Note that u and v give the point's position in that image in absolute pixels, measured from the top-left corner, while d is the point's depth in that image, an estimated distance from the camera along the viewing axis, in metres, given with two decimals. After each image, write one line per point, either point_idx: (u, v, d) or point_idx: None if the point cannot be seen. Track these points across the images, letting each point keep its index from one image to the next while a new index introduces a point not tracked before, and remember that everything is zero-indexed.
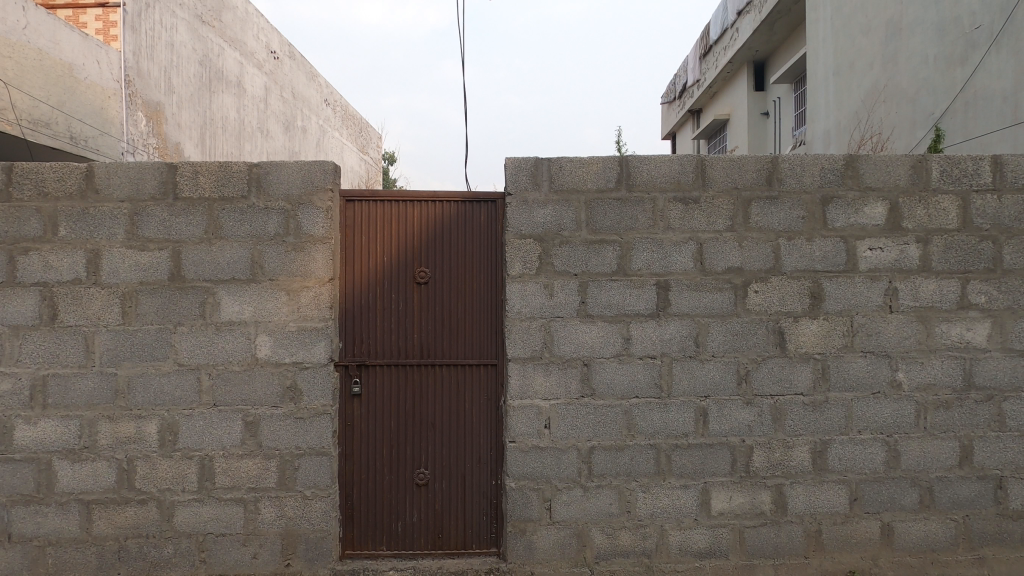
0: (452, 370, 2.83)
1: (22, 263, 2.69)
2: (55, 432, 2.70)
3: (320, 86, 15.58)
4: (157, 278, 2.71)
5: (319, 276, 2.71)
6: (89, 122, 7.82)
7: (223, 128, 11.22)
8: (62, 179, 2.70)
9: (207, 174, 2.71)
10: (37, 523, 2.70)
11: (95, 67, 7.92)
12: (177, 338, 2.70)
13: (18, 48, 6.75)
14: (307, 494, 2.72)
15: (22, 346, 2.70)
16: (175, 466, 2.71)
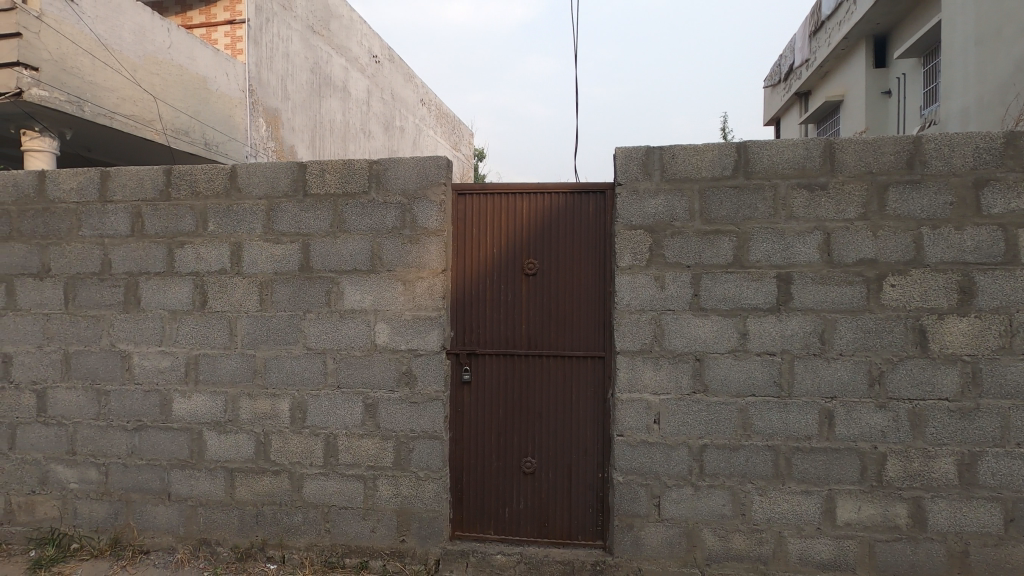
0: (559, 361, 2.84)
1: (179, 255, 3.03)
2: (205, 405, 3.03)
3: (416, 87, 16.15)
4: (289, 268, 2.94)
5: (432, 267, 2.82)
6: (218, 129, 8.73)
7: (330, 131, 11.99)
8: (211, 180, 3.01)
9: (332, 172, 2.90)
10: (191, 485, 3.05)
11: (224, 79, 8.80)
12: (306, 324, 2.93)
13: (164, 66, 7.76)
14: (421, 476, 2.85)
15: (179, 328, 3.04)
16: (304, 442, 2.94)
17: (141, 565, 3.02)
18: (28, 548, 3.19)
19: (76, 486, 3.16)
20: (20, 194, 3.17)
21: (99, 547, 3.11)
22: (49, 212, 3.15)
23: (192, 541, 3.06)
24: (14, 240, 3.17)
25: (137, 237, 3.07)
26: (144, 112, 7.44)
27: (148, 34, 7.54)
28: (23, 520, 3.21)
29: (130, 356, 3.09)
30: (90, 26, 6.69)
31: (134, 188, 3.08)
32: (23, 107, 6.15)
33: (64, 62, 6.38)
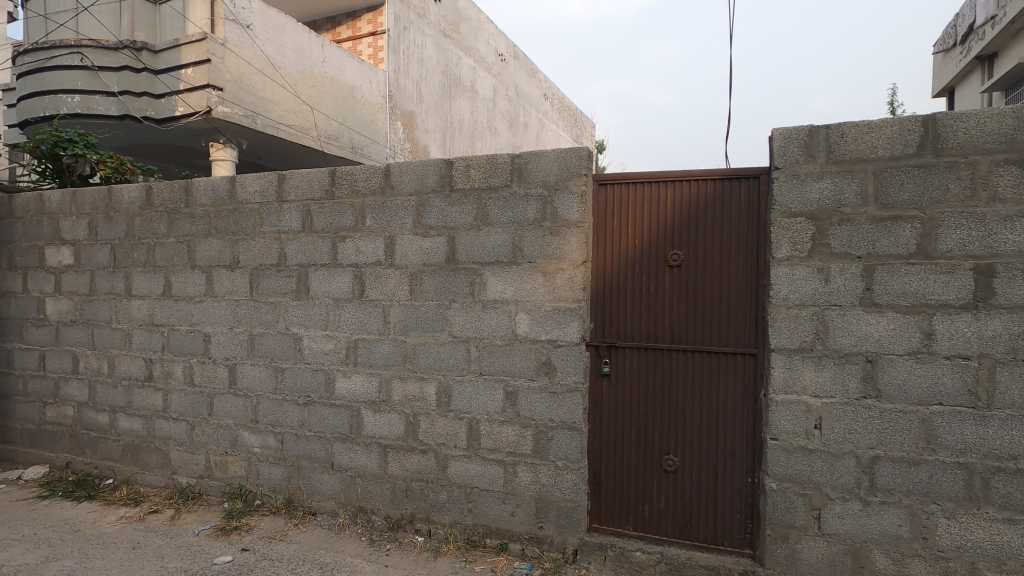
0: (705, 357, 2.71)
1: (341, 248, 3.34)
2: (363, 385, 3.32)
3: (539, 81, 16.30)
4: (437, 260, 3.11)
5: (573, 258, 2.83)
6: (362, 134, 9.54)
7: (459, 130, 12.51)
8: (368, 179, 3.27)
9: (476, 167, 3.02)
10: (350, 456, 3.36)
11: (368, 87, 9.57)
12: (452, 313, 3.08)
13: (319, 78, 8.60)
14: (559, 465, 2.89)
15: (341, 315, 3.36)
16: (449, 425, 3.11)
17: (310, 524, 3.39)
18: (222, 500, 3.73)
19: (258, 450, 3.63)
20: (217, 196, 3.69)
21: (276, 505, 3.55)
22: (238, 212, 3.63)
23: (351, 508, 3.37)
24: (211, 236, 3.71)
25: (307, 232, 3.44)
26: (304, 121, 8.35)
27: (306, 50, 8.38)
28: (218, 476, 3.76)
29: (301, 339, 3.47)
30: (261, 48, 7.64)
31: (305, 188, 3.44)
32: (211, 122, 7.21)
33: (242, 81, 7.35)
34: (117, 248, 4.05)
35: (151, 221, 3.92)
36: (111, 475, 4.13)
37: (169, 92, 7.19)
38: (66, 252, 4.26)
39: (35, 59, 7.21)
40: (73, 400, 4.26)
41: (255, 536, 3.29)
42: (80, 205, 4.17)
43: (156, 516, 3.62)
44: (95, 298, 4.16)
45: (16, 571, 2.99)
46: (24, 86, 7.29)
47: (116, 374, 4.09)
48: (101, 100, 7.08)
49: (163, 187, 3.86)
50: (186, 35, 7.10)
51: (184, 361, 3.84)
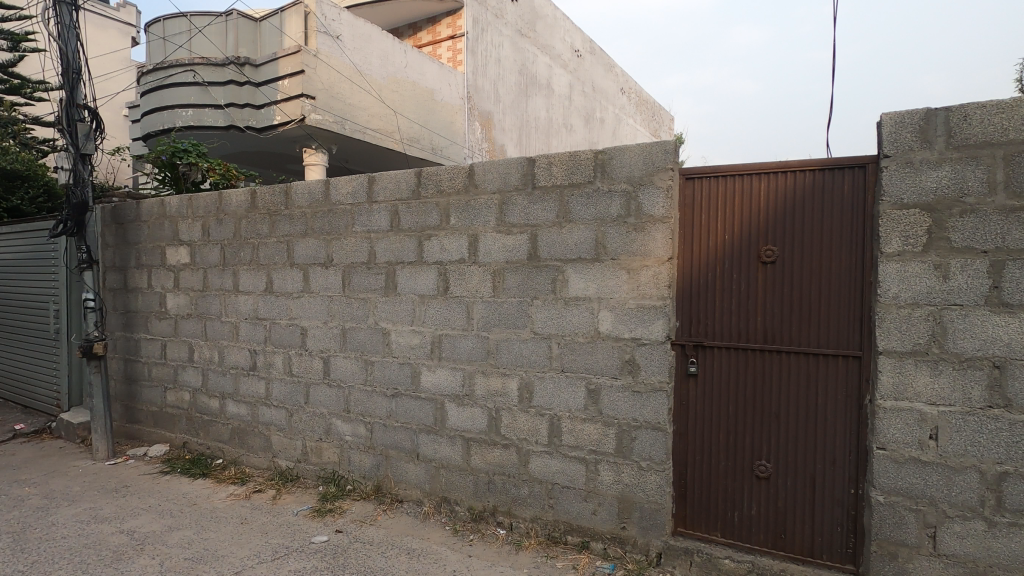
0: (802, 359, 2.56)
1: (427, 246, 3.46)
2: (447, 379, 3.41)
3: (616, 76, 16.02)
4: (519, 257, 3.14)
5: (658, 255, 2.77)
6: (442, 135, 9.84)
7: (536, 128, 12.55)
8: (453, 178, 3.36)
9: (559, 165, 3.02)
10: (435, 448, 3.48)
11: (447, 89, 9.86)
12: (534, 310, 3.11)
13: (401, 83, 8.95)
14: (643, 466, 2.83)
15: (427, 310, 3.47)
16: (531, 421, 3.13)
17: (397, 511, 3.54)
18: (317, 484, 3.97)
19: (350, 439, 3.84)
20: (313, 198, 3.93)
21: (366, 491, 3.74)
22: (332, 213, 3.85)
23: (436, 498, 3.48)
24: (308, 236, 3.95)
25: (395, 231, 3.58)
26: (388, 125, 8.72)
27: (390, 57, 8.75)
28: (313, 461, 4.01)
29: (389, 333, 3.63)
30: (349, 57, 8.06)
31: (393, 189, 3.59)
32: (305, 129, 7.70)
33: (332, 89, 7.79)
34: (227, 248, 4.41)
35: (256, 223, 4.24)
36: (220, 455, 4.52)
37: (269, 102, 7.76)
38: (184, 252, 4.70)
39: (155, 79, 8.00)
40: (189, 386, 4.70)
41: (347, 519, 3.48)
42: (195, 209, 4.59)
43: (260, 495, 3.92)
44: (208, 293, 4.56)
45: (146, 537, 3.35)
46: (147, 103, 8.12)
47: (225, 363, 4.46)
48: (210, 113, 7.74)
49: (266, 191, 4.16)
50: (283, 49, 7.62)
51: (283, 352, 4.13)
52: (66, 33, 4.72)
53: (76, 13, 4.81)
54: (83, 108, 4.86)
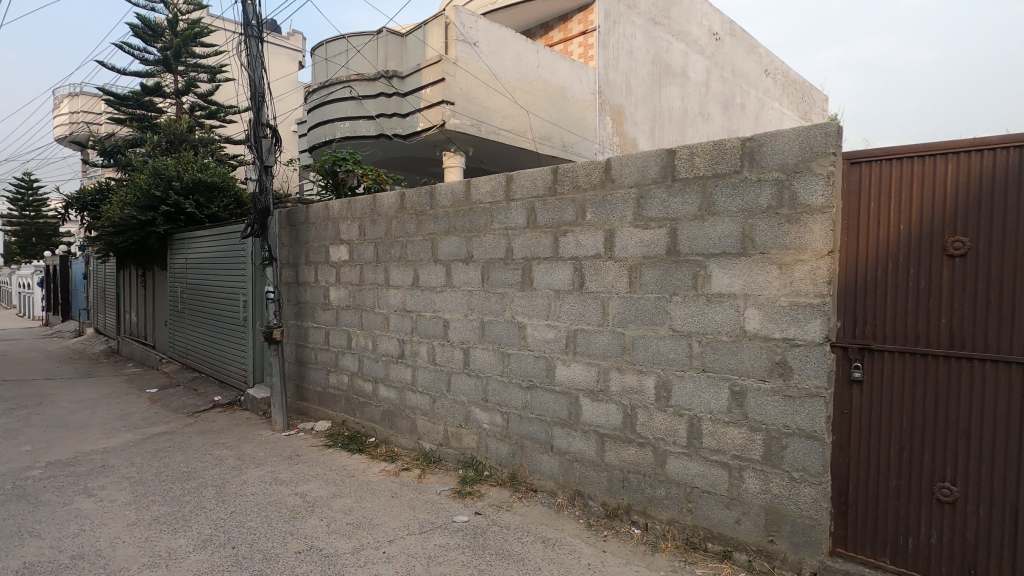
0: (1000, 367, 2.21)
1: (563, 242, 3.50)
2: (582, 374, 3.43)
3: (760, 57, 14.84)
4: (658, 252, 3.06)
5: (815, 249, 2.53)
6: (573, 132, 9.93)
7: (669, 119, 12.07)
8: (589, 174, 3.36)
9: (702, 155, 2.89)
10: (569, 441, 3.52)
11: (578, 86, 9.93)
12: (673, 306, 3.01)
13: (534, 83, 9.17)
14: (795, 477, 2.62)
15: (562, 305, 3.52)
16: (669, 421, 3.04)
17: (532, 500, 3.65)
18: (457, 467, 4.22)
19: (487, 427, 4.02)
20: (455, 198, 4.17)
21: (502, 477, 3.90)
22: (472, 212, 4.05)
23: (569, 490, 3.53)
24: (451, 234, 4.20)
25: (532, 228, 3.68)
26: (520, 125, 8.99)
27: (523, 58, 9.00)
28: (454, 446, 4.26)
29: (525, 327, 3.74)
30: (485, 61, 8.43)
31: (530, 187, 3.68)
32: (445, 133, 8.20)
33: (469, 94, 8.21)
34: (379, 246, 4.85)
35: (404, 223, 4.60)
36: (373, 434, 4.98)
37: (413, 110, 8.36)
38: (344, 250, 5.24)
39: (319, 96, 9.02)
40: (347, 370, 5.24)
41: (485, 503, 3.65)
42: (352, 211, 5.09)
43: (407, 473, 4.27)
44: (363, 287, 5.05)
45: (315, 501, 3.81)
46: (313, 119, 9.21)
47: (377, 351, 4.91)
48: (363, 124, 8.58)
49: (413, 193, 4.50)
50: (426, 59, 8.16)
51: (428, 343, 4.44)
52: (253, 62, 5.50)
53: (260, 44, 5.56)
54: (266, 126, 5.63)
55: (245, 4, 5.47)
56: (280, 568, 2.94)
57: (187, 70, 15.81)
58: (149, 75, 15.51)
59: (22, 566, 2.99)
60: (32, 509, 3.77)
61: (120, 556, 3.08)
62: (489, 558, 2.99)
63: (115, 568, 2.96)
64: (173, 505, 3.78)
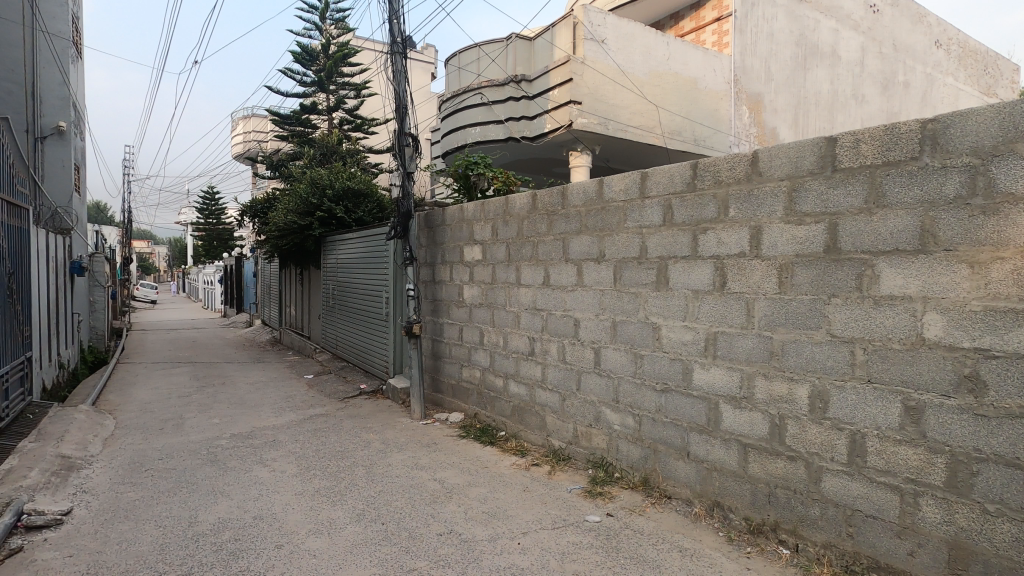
0: None
1: (702, 240, 3.35)
2: (723, 379, 3.26)
3: (928, 26, 12.99)
4: (814, 250, 2.80)
5: (1020, 245, 2.16)
6: (706, 125, 9.53)
7: (816, 104, 11.01)
8: (733, 167, 3.18)
9: (870, 141, 2.60)
10: (707, 449, 3.35)
11: (712, 76, 9.46)
12: (832, 309, 2.74)
13: (664, 77, 8.94)
14: (988, 510, 2.26)
15: (701, 306, 3.36)
16: (825, 434, 2.78)
17: (666, 507, 3.53)
18: (587, 467, 4.22)
19: (618, 428, 3.96)
20: (587, 197, 4.16)
21: (634, 481, 3.82)
22: (605, 210, 4.02)
23: (708, 501, 3.36)
24: (583, 233, 4.20)
25: (668, 226, 3.56)
26: (649, 121, 8.83)
27: (652, 52, 8.81)
28: (583, 445, 4.26)
29: (660, 328, 3.63)
30: (614, 58, 8.33)
31: (667, 183, 3.57)
32: (573, 134, 8.25)
33: (597, 92, 8.19)
34: (511, 246, 4.99)
35: (536, 223, 4.69)
36: (503, 428, 5.15)
37: (541, 112, 8.49)
38: (477, 250, 5.48)
39: (453, 104, 9.50)
40: (479, 365, 5.46)
41: (617, 505, 3.61)
42: (486, 213, 5.29)
43: (537, 468, 4.35)
44: (495, 286, 5.23)
45: (452, 487, 4.02)
46: (447, 126, 9.75)
47: (508, 347, 5.06)
48: (493, 129, 8.91)
49: (545, 193, 4.57)
50: (554, 61, 8.25)
51: (558, 341, 4.48)
52: (398, 75, 5.93)
53: (404, 59, 5.99)
54: (409, 135, 6.06)
55: (392, 23, 5.91)
56: (424, 547, 3.14)
57: (337, 89, 17.51)
58: (306, 96, 17.42)
59: (218, 521, 3.51)
60: (222, 473, 4.41)
61: (291, 521, 3.50)
62: (623, 561, 2.95)
63: (287, 531, 3.37)
64: (330, 480, 4.21)
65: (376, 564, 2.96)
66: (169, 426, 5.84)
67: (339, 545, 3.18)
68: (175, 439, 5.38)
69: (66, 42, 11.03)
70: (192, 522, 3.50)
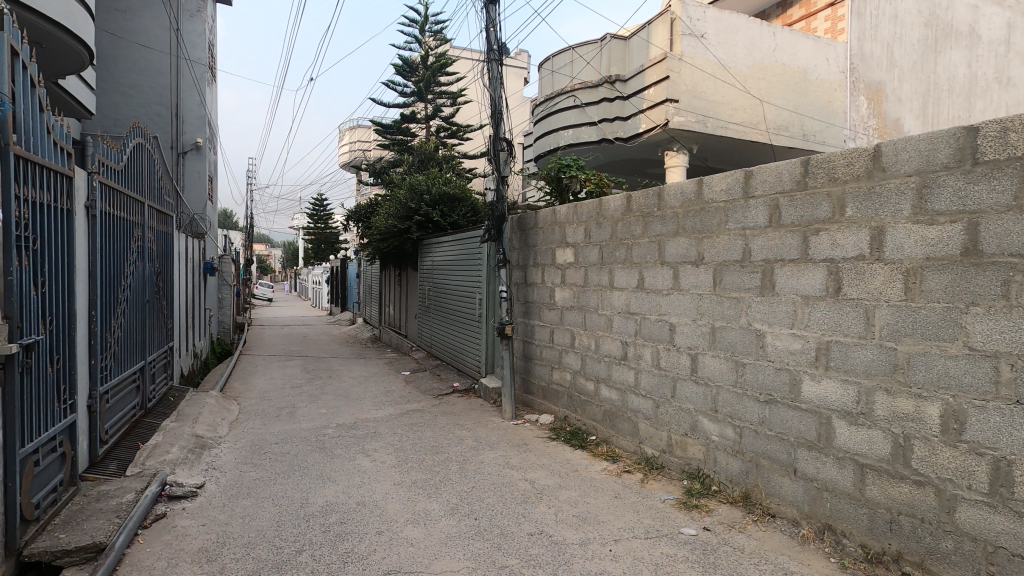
0: None
1: (814, 242, 3.12)
2: (837, 392, 3.01)
3: None
4: (948, 252, 2.52)
5: None
6: (816, 118, 8.94)
7: (948, 91, 9.75)
8: (851, 164, 2.94)
9: (1021, 130, 2.30)
10: (818, 467, 3.12)
11: (824, 65, 8.88)
12: (970, 319, 2.45)
13: (770, 69, 8.49)
14: None
15: (812, 313, 3.14)
16: (960, 459, 2.49)
17: (769, 525, 3.32)
18: (682, 477, 4.07)
19: (716, 439, 3.78)
20: (685, 198, 4.02)
21: (734, 495, 3.63)
22: (704, 211, 3.86)
23: (818, 523, 3.12)
24: (680, 236, 4.07)
25: (774, 227, 3.36)
26: (754, 117, 8.45)
27: (757, 43, 8.37)
28: (678, 454, 4.12)
29: (765, 335, 3.42)
30: (714, 53, 7.99)
31: (774, 182, 3.37)
32: (669, 133, 8.02)
33: (696, 89, 7.91)
34: (604, 248, 4.94)
35: (630, 225, 4.61)
36: (594, 433, 5.09)
37: (635, 112, 8.34)
38: (569, 252, 5.47)
39: (546, 107, 9.60)
40: (570, 368, 5.45)
41: (715, 519, 3.44)
42: (579, 215, 5.27)
43: (629, 475, 4.26)
44: (588, 288, 5.19)
45: (542, 489, 4.05)
46: (540, 130, 9.89)
47: (600, 351, 5.00)
48: (586, 131, 8.87)
49: (640, 194, 4.48)
50: (650, 59, 8.06)
51: (652, 346, 4.37)
52: (494, 82, 6.07)
53: (500, 66, 6.12)
54: (503, 140, 6.19)
55: (489, 32, 6.07)
56: (515, 545, 3.19)
57: (434, 98, 18.18)
58: (407, 106, 18.23)
59: (326, 504, 3.77)
60: (329, 459, 4.75)
61: (390, 509, 3.69)
62: None
63: (387, 518, 3.55)
64: (426, 473, 4.39)
65: (469, 557, 3.04)
66: (284, 414, 6.38)
67: (434, 536, 3.31)
68: (289, 426, 5.87)
69: (203, 67, 12.39)
70: (304, 504, 3.79)
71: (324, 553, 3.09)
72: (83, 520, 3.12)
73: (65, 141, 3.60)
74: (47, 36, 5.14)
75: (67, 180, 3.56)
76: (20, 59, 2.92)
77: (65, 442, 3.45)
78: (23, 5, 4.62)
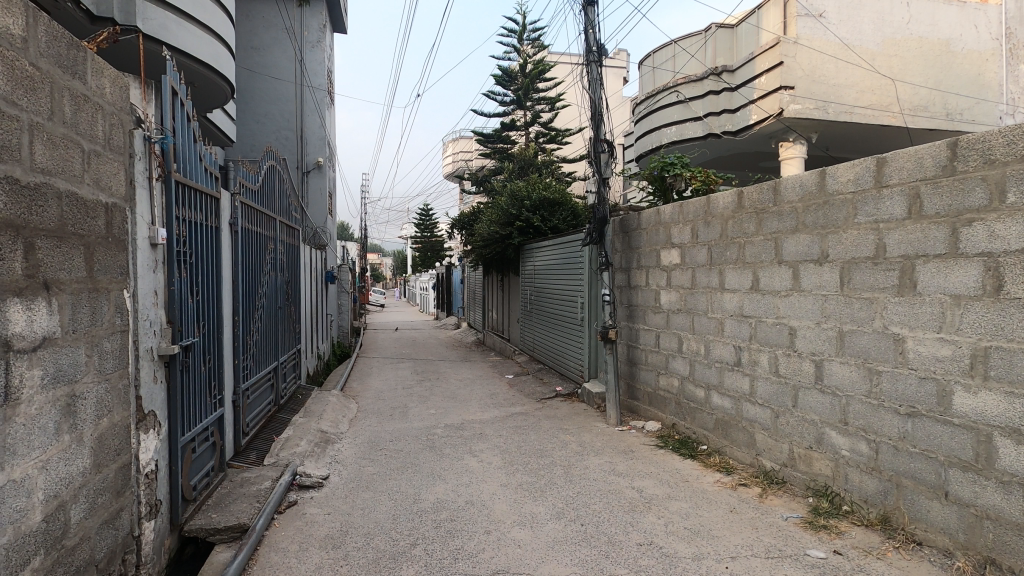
0: None
1: (966, 233, 2.75)
2: (998, 406, 2.62)
3: None
4: None
5: None
6: (963, 95, 7.92)
7: None
8: (1012, 142, 2.56)
9: None
10: (975, 491, 2.73)
11: (972, 33, 7.87)
12: None
13: (903, 44, 7.66)
14: None
15: (965, 315, 2.75)
16: None
17: (914, 554, 2.94)
18: (806, 494, 3.74)
19: (848, 454, 3.44)
20: (805, 191, 3.73)
21: (870, 518, 3.27)
22: (828, 205, 3.55)
23: (976, 555, 2.72)
24: (800, 232, 3.76)
25: (915, 220, 3.00)
26: (884, 98, 7.66)
27: (887, 17, 7.57)
28: (803, 469, 3.79)
29: (904, 340, 3.06)
30: (835, 33, 7.34)
31: (913, 169, 3.01)
32: (784, 122, 7.46)
33: (816, 73, 7.30)
34: (713, 249, 4.70)
35: (742, 222, 4.34)
36: (705, 442, 4.85)
37: (745, 102, 7.88)
38: (675, 253, 5.26)
39: (649, 105, 9.42)
40: (678, 373, 5.23)
41: (848, 543, 3.11)
42: (685, 214, 5.06)
43: (746, 489, 3.99)
44: (695, 291, 4.97)
45: (651, 498, 3.92)
46: (642, 128, 9.72)
47: (711, 356, 4.75)
48: (691, 126, 8.63)
49: (753, 189, 4.21)
50: (761, 45, 7.56)
51: (770, 351, 4.07)
52: (594, 82, 6.00)
53: (599, 67, 6.05)
54: (604, 141, 6.10)
55: (587, 34, 6.03)
56: (624, 554, 3.11)
57: (533, 105, 18.42)
58: (505, 114, 18.64)
59: (437, 501, 3.93)
60: (438, 458, 4.95)
61: (497, 510, 3.76)
62: None
63: (494, 518, 3.62)
64: (532, 476, 4.43)
65: (577, 563, 3.02)
66: (397, 413, 6.74)
67: (541, 539, 3.32)
68: (402, 424, 6.20)
69: (324, 92, 13.47)
70: (417, 499, 3.97)
71: (435, 548, 3.22)
72: (230, 503, 3.50)
73: (213, 166, 4.09)
74: (199, 75, 5.87)
75: (214, 201, 4.03)
76: (179, 97, 3.35)
77: (215, 432, 3.90)
78: (184, 53, 5.36)
